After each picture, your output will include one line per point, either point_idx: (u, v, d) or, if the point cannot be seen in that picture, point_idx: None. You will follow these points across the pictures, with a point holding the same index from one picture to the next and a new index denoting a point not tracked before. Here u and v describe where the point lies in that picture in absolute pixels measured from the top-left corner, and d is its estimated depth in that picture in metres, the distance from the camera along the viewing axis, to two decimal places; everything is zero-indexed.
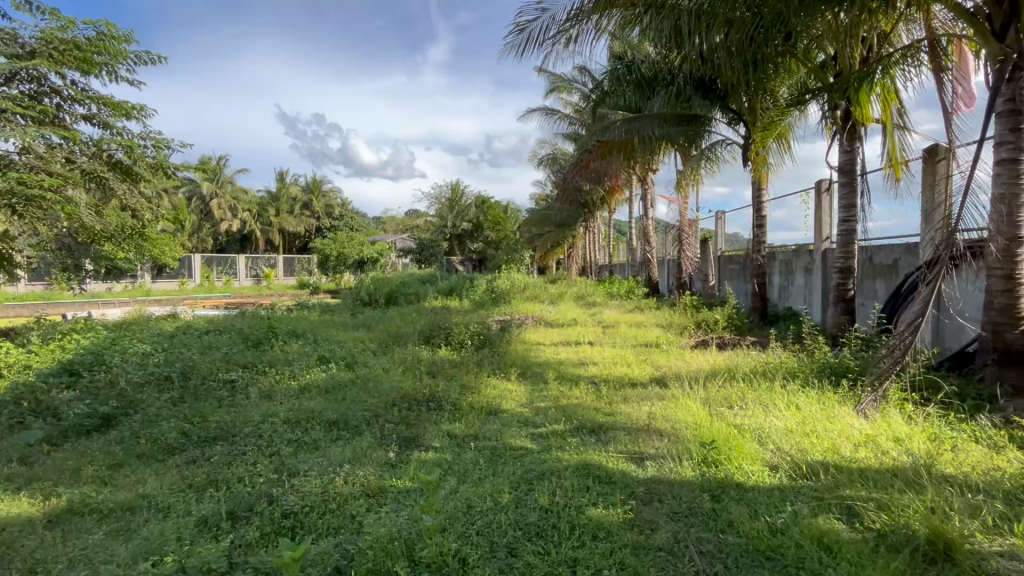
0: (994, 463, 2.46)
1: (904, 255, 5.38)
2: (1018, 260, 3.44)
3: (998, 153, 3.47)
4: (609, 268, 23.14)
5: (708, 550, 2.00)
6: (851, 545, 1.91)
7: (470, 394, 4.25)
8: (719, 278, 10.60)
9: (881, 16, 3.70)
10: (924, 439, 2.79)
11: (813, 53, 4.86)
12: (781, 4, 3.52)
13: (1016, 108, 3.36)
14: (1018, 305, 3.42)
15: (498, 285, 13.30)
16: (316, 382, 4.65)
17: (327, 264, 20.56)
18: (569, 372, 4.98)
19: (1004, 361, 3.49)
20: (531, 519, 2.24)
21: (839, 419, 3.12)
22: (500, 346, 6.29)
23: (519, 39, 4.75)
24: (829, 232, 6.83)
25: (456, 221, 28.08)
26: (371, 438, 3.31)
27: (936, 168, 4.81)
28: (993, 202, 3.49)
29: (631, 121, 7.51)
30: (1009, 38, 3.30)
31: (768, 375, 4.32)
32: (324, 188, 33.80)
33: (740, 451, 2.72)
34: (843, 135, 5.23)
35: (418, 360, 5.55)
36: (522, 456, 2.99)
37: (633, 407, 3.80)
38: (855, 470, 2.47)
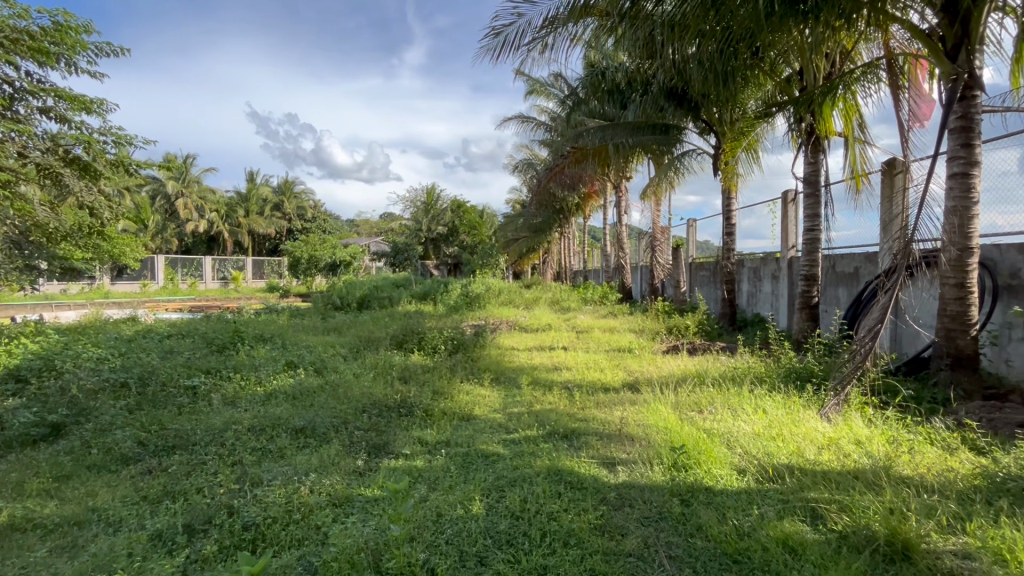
0: (947, 465, 2.56)
1: (864, 263, 5.58)
2: (969, 270, 3.60)
3: (950, 168, 3.66)
4: (583, 273, 23.35)
5: (677, 554, 2.01)
6: (815, 547, 1.95)
7: (442, 400, 4.20)
8: (691, 284, 10.81)
9: (843, 34, 3.86)
10: (883, 442, 2.89)
11: (780, 68, 5.02)
12: (750, 21, 3.61)
13: (967, 125, 3.55)
14: (969, 313, 3.60)
15: (473, 289, 13.25)
16: (283, 388, 4.51)
17: (298, 267, 20.10)
18: (542, 377, 4.98)
19: (957, 365, 3.67)
20: (502, 527, 2.22)
21: (802, 423, 3.21)
22: (474, 351, 6.25)
23: (495, 43, 4.76)
24: (795, 240, 7.04)
25: (432, 225, 27.92)
26: (339, 446, 3.23)
27: (895, 181, 5.01)
28: (945, 214, 3.67)
29: (604, 129, 7.64)
30: (960, 59, 3.47)
31: (737, 380, 4.41)
32: (296, 190, 33.15)
33: (710, 456, 2.75)
34: (808, 148, 5.41)
35: (390, 364, 5.47)
36: (494, 463, 2.97)
37: (605, 412, 3.82)
38: (819, 472, 2.53)
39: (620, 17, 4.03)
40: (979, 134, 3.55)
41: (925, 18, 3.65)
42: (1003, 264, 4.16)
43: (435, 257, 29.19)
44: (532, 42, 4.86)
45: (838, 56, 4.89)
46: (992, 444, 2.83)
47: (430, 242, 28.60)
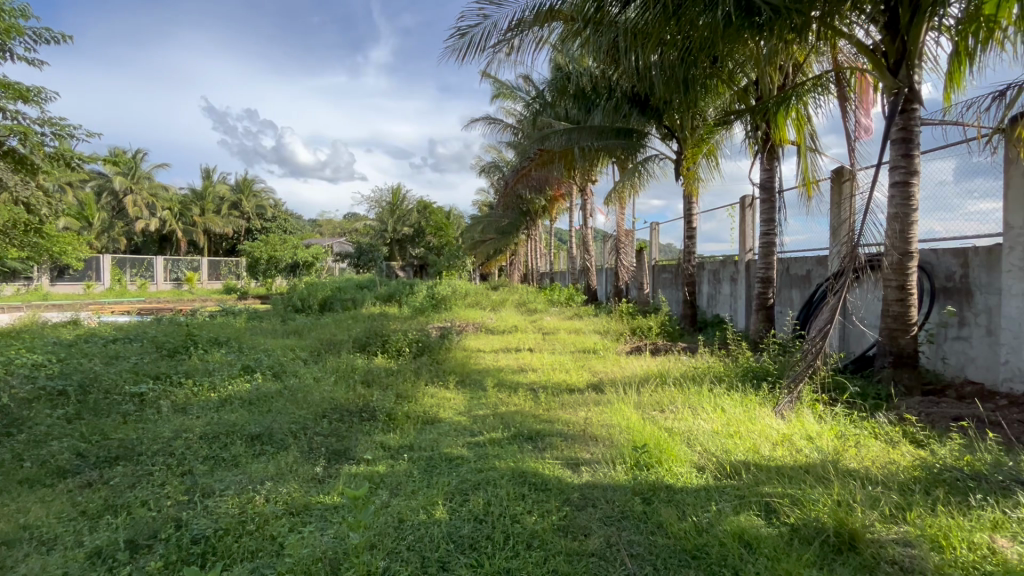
0: (890, 457, 2.69)
1: (816, 266, 5.84)
2: (909, 273, 3.83)
3: (893, 176, 3.86)
4: (550, 275, 23.50)
5: (639, 553, 2.04)
6: (769, 540, 2.01)
7: (406, 404, 4.13)
8: (654, 286, 11.04)
9: (795, 47, 4.03)
10: (832, 437, 3.02)
11: (737, 78, 5.20)
12: (709, 31, 3.74)
13: (907, 137, 3.77)
14: (909, 313, 3.82)
15: (439, 291, 13.13)
16: (239, 393, 4.34)
17: (257, 269, 19.42)
18: (508, 379, 4.97)
19: (898, 363, 3.89)
20: (465, 531, 2.19)
21: (758, 420, 3.31)
22: (439, 353, 6.18)
23: (460, 44, 4.74)
24: (752, 244, 7.30)
25: (397, 226, 27.53)
26: (298, 452, 3.13)
27: (844, 188, 5.27)
28: (888, 220, 3.88)
29: (570, 132, 7.74)
30: (901, 74, 3.68)
31: (697, 380, 4.53)
32: (255, 188, 32.04)
33: (671, 454, 2.81)
34: (764, 155, 5.62)
35: (353, 368, 5.35)
36: (459, 466, 2.93)
37: (570, 413, 3.86)
38: (773, 468, 2.62)
39: (585, 23, 4.09)
40: (918, 146, 3.77)
41: (868, 35, 3.86)
42: (939, 267, 4.45)
43: (400, 258, 28.84)
44: (498, 44, 4.87)
45: (791, 68, 5.11)
46: (930, 437, 3.00)
47: (395, 243, 28.19)
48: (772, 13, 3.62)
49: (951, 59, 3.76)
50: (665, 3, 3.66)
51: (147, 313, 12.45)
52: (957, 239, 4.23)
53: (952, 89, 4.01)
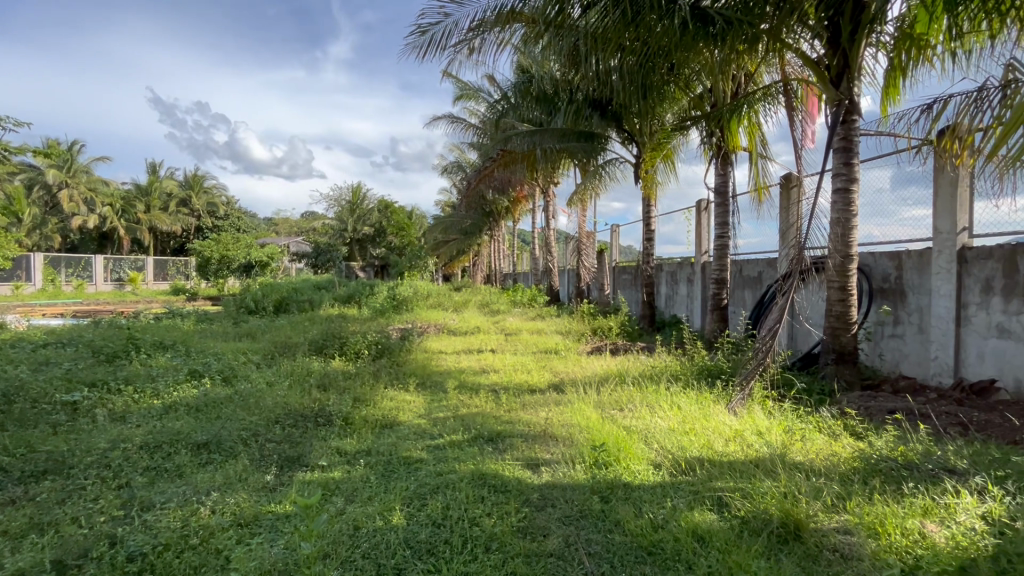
0: (832, 450, 2.83)
1: (766, 268, 6.09)
2: (850, 275, 4.05)
3: (835, 183, 4.08)
4: (512, 275, 23.56)
5: (596, 551, 2.06)
6: (720, 534, 2.07)
7: (364, 408, 4.03)
8: (614, 287, 11.26)
9: (747, 57, 4.19)
10: (780, 431, 3.15)
11: (693, 85, 5.36)
12: (666, 38, 3.83)
13: (847, 146, 4.00)
14: (850, 313, 4.04)
15: (400, 292, 12.92)
16: (185, 400, 4.12)
17: (208, 269, 18.56)
18: (469, 381, 4.94)
19: (840, 360, 4.11)
20: (422, 536, 2.15)
21: (712, 417, 3.42)
22: (399, 355, 6.07)
23: (421, 42, 4.68)
24: (707, 246, 7.54)
25: (357, 225, 26.94)
26: (247, 460, 2.99)
27: (792, 194, 5.52)
28: (831, 225, 4.09)
29: (533, 134, 7.78)
30: (843, 86, 3.89)
31: (655, 378, 4.63)
32: (205, 184, 30.61)
33: (629, 452, 2.85)
34: (718, 161, 5.82)
35: (308, 371, 5.18)
36: (417, 470, 2.89)
37: (531, 413, 3.87)
38: (725, 463, 2.70)
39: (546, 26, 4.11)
40: (857, 155, 4.00)
41: (813, 48, 4.05)
42: (876, 269, 4.73)
43: (360, 258, 28.26)
44: (460, 43, 4.84)
45: (743, 78, 5.32)
46: (868, 430, 3.18)
47: (355, 243, 27.61)
48: (726, 23, 3.75)
49: (886, 73, 4.00)
50: (624, 9, 3.73)
51: (78, 313, 12.41)
52: (892, 243, 4.50)
53: (888, 101, 4.26)
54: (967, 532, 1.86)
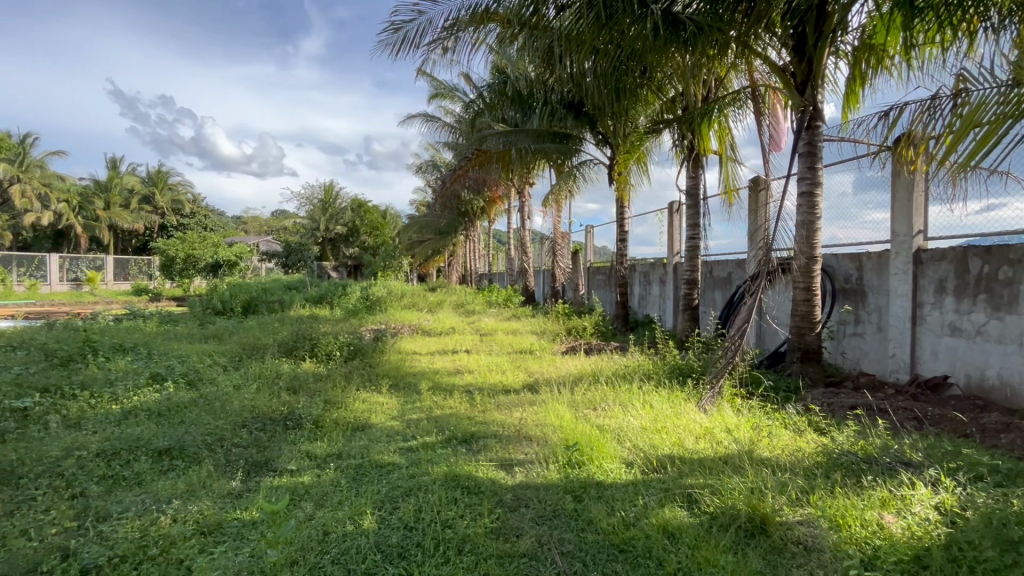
0: (797, 445, 2.92)
1: (736, 269, 6.25)
2: (814, 275, 4.19)
3: (800, 186, 4.21)
4: (488, 276, 23.54)
5: (569, 550, 2.07)
6: (690, 530, 2.11)
7: (335, 410, 3.96)
8: (588, 288, 11.37)
9: (717, 62, 4.28)
10: (748, 428, 3.23)
11: (666, 89, 5.45)
12: (639, 42, 3.88)
13: (812, 151, 4.13)
14: (814, 313, 4.18)
15: (373, 292, 12.74)
16: (146, 404, 3.97)
17: (172, 268, 17.93)
18: (443, 382, 4.90)
19: (805, 358, 4.24)
20: (393, 540, 2.12)
21: (683, 416, 3.48)
22: (372, 356, 5.99)
23: (394, 39, 4.62)
24: (679, 248, 7.68)
25: (330, 225, 26.47)
26: (212, 466, 2.90)
27: (760, 197, 5.68)
28: (796, 227, 4.23)
29: (508, 134, 7.77)
30: (807, 93, 4.02)
31: (628, 378, 4.69)
32: (170, 181, 29.57)
33: (601, 451, 2.88)
34: (689, 163, 5.93)
35: (277, 374, 5.05)
36: (390, 472, 2.85)
37: (505, 414, 3.86)
38: (696, 460, 2.75)
39: (520, 26, 4.11)
40: (821, 160, 4.14)
41: (780, 55, 4.17)
42: (839, 270, 4.90)
43: (333, 258, 27.79)
44: (434, 42, 4.80)
45: (714, 83, 5.43)
46: (831, 425, 3.28)
47: (328, 243, 27.12)
48: (697, 29, 3.82)
49: (847, 82, 4.15)
50: (598, 11, 3.76)
51: (30, 314, 11.94)
52: (853, 245, 4.68)
53: (849, 109, 4.42)
54: (922, 522, 1.94)
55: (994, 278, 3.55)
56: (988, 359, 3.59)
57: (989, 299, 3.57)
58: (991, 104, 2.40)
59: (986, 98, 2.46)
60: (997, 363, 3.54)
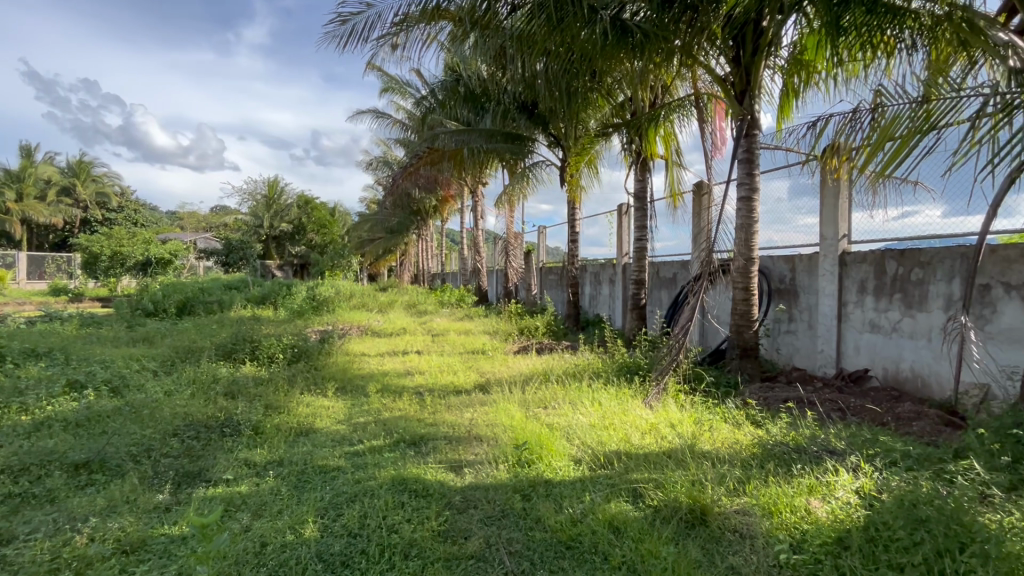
0: (735, 438, 3.06)
1: (681, 270, 6.49)
2: (751, 276, 4.40)
3: (739, 191, 4.41)
4: (441, 276, 23.31)
5: (517, 550, 2.07)
6: (634, 523, 2.16)
7: (276, 416, 3.79)
8: (541, 288, 11.47)
9: (664, 69, 4.42)
10: (691, 423, 3.36)
11: (615, 93, 5.58)
12: (590, 46, 3.94)
13: (750, 158, 4.35)
14: (751, 311, 4.40)
15: (321, 292, 12.31)
16: (61, 415, 3.64)
17: (95, 266, 16.58)
18: (392, 384, 4.79)
19: (744, 355, 4.46)
20: (335, 549, 2.05)
21: (630, 412, 3.57)
22: (318, 358, 5.77)
23: (341, 31, 4.48)
24: (628, 249, 7.89)
25: (274, 222, 25.36)
26: (138, 479, 2.70)
27: (702, 201, 5.92)
28: (736, 230, 4.43)
29: (460, 133, 7.69)
30: (745, 103, 4.23)
31: (578, 376, 4.76)
32: (93, 172, 27.35)
33: (551, 450, 2.90)
34: (638, 167, 6.10)
35: (214, 378, 4.77)
36: (334, 478, 2.75)
37: (456, 414, 3.83)
38: (641, 455, 2.83)
39: (472, 25, 4.11)
40: (758, 166, 4.36)
41: (721, 65, 4.36)
42: (774, 271, 5.19)
43: (278, 257, 26.64)
44: (384, 36, 4.69)
45: (661, 89, 5.61)
46: (765, 418, 3.47)
47: (272, 240, 25.98)
48: (644, 36, 3.93)
49: (782, 94, 4.40)
50: (549, 13, 3.77)
51: None
52: (787, 247, 4.97)
53: (783, 119, 4.69)
54: (844, 506, 2.08)
55: (908, 279, 3.85)
56: (902, 353, 3.91)
57: (904, 298, 3.88)
58: (903, 119, 2.60)
59: (900, 113, 2.66)
60: (910, 356, 3.85)
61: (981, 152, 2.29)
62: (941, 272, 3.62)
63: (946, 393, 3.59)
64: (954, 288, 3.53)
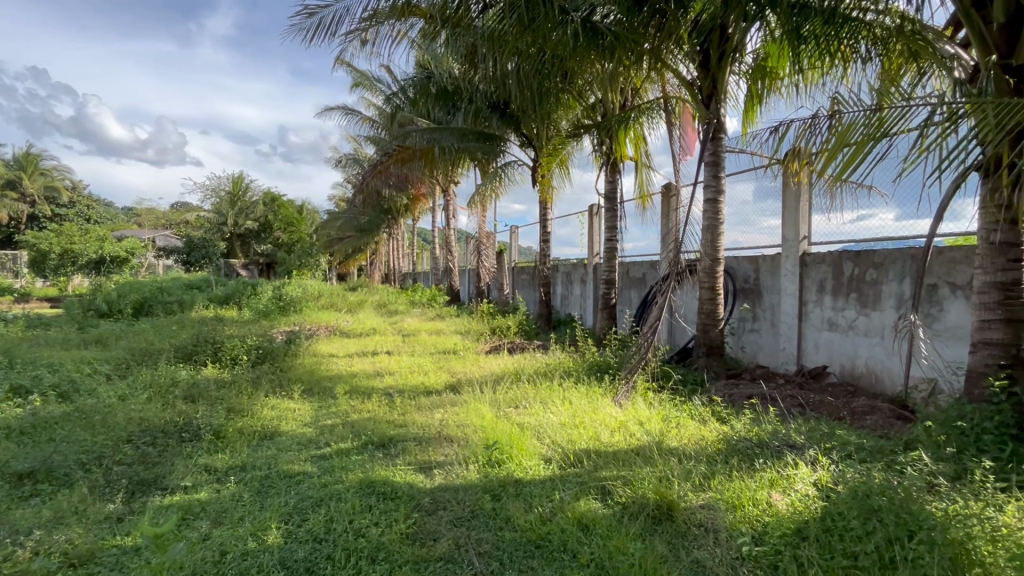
0: (701, 434, 3.14)
1: (650, 270, 6.61)
2: (717, 276, 4.52)
3: (706, 194, 4.51)
4: (413, 275, 23.08)
5: (486, 550, 2.06)
6: (603, 520, 2.18)
7: (239, 419, 3.67)
8: (513, 287, 11.49)
9: (634, 72, 4.48)
10: (659, 420, 3.42)
11: (586, 94, 5.63)
12: (561, 47, 3.96)
13: (716, 161, 4.45)
14: (717, 310, 4.51)
15: (288, 291, 12.00)
16: (4, 422, 3.43)
17: (44, 264, 15.71)
18: (361, 385, 4.71)
19: (710, 353, 4.57)
20: (300, 555, 1.99)
21: (599, 410, 3.61)
22: (283, 360, 5.63)
23: (308, 25, 4.38)
24: (599, 249, 7.98)
25: (238, 219, 24.59)
26: (88, 488, 2.57)
27: (671, 202, 6.04)
28: (702, 231, 4.53)
29: (431, 132, 7.63)
30: (712, 107, 4.34)
31: (549, 375, 4.79)
32: (42, 165, 25.93)
33: (521, 449, 2.90)
34: (608, 168, 6.18)
35: (172, 381, 4.58)
36: (299, 483, 2.68)
37: (426, 415, 3.79)
38: (610, 453, 2.87)
39: (443, 22, 4.06)
40: (724, 169, 4.48)
41: (688, 69, 4.45)
42: (739, 271, 5.34)
43: (242, 255, 25.84)
44: (352, 31, 4.60)
45: (631, 92, 5.69)
46: (730, 414, 3.57)
47: (236, 238, 25.20)
48: (614, 39, 3.98)
49: (746, 99, 4.53)
50: (521, 13, 3.76)
51: None
52: (752, 248, 5.12)
53: (748, 124, 4.82)
54: (803, 499, 2.15)
55: (863, 279, 4.02)
56: (858, 350, 4.07)
57: (859, 297, 4.05)
58: (859, 125, 2.69)
59: (855, 119, 2.76)
60: (865, 353, 4.02)
61: (928, 158, 2.32)
62: (893, 273, 3.80)
63: (898, 387, 3.76)
64: (905, 287, 3.71)
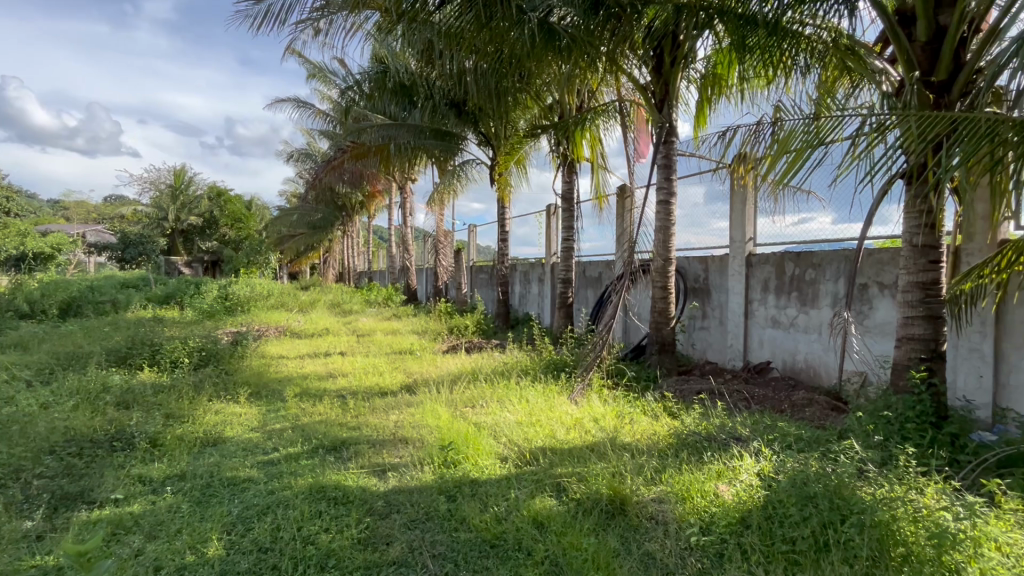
0: (653, 429, 3.22)
1: (605, 269, 6.74)
2: (669, 275, 4.66)
3: (659, 195, 4.64)
4: (368, 274, 22.56)
5: (440, 552, 2.04)
6: (558, 517, 2.20)
7: (179, 425, 3.46)
8: (471, 287, 11.42)
9: (589, 74, 4.55)
10: (613, 416, 3.49)
11: (544, 95, 5.67)
12: (519, 46, 3.97)
13: (668, 164, 4.59)
14: (669, 309, 4.65)
15: (235, 290, 11.47)
16: None
17: None
18: (313, 387, 4.55)
19: (662, 350, 4.70)
20: (243, 566, 1.90)
21: (556, 408, 3.65)
22: (229, 362, 5.36)
23: (256, 11, 4.18)
24: (556, 248, 8.06)
25: (181, 214, 23.27)
26: (2, 505, 2.35)
27: (625, 203, 6.18)
28: (655, 231, 4.65)
29: (388, 127, 7.53)
30: (664, 111, 4.46)
31: (506, 374, 4.79)
32: None
33: (477, 449, 2.89)
34: (565, 168, 6.25)
35: (103, 387, 4.28)
36: (244, 490, 2.56)
37: (380, 417, 3.71)
38: (565, 450, 2.90)
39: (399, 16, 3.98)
40: (675, 172, 4.62)
41: (642, 74, 4.55)
42: (690, 270, 5.53)
43: (185, 252, 24.47)
44: (303, 21, 4.44)
45: (587, 94, 5.78)
46: (680, 409, 3.68)
47: (178, 234, 23.83)
48: (571, 40, 4.04)
49: (697, 104, 4.68)
50: (478, 11, 3.74)
51: None
52: (702, 248, 5.30)
53: (699, 128, 5.00)
54: (748, 488, 2.24)
55: (803, 279, 4.26)
56: (798, 346, 4.30)
57: (799, 296, 4.27)
58: (798, 133, 2.85)
59: (795, 127, 2.91)
60: (804, 348, 4.25)
61: (860, 165, 2.48)
62: (830, 273, 4.03)
63: (834, 380, 4.00)
64: (840, 287, 3.95)
